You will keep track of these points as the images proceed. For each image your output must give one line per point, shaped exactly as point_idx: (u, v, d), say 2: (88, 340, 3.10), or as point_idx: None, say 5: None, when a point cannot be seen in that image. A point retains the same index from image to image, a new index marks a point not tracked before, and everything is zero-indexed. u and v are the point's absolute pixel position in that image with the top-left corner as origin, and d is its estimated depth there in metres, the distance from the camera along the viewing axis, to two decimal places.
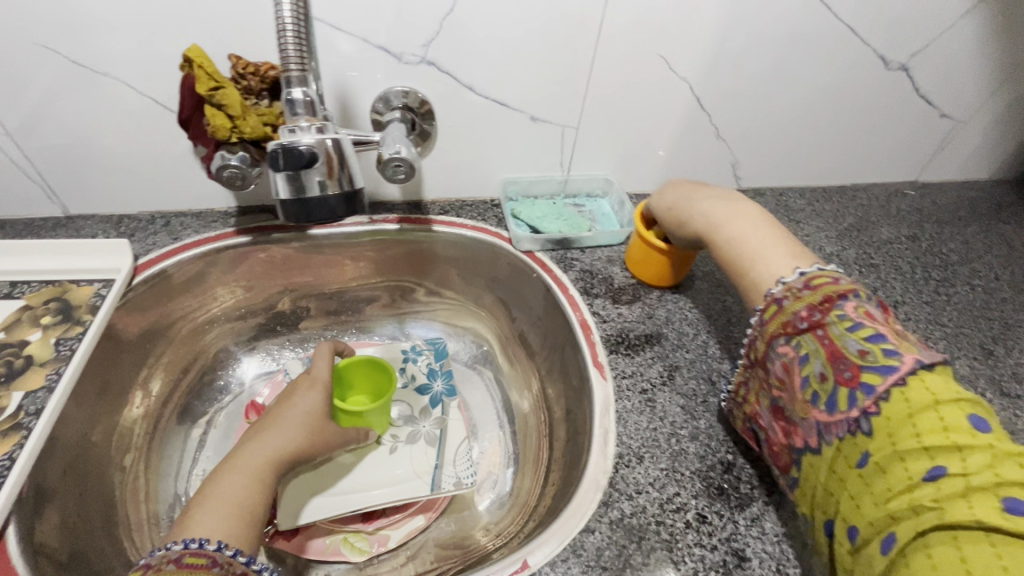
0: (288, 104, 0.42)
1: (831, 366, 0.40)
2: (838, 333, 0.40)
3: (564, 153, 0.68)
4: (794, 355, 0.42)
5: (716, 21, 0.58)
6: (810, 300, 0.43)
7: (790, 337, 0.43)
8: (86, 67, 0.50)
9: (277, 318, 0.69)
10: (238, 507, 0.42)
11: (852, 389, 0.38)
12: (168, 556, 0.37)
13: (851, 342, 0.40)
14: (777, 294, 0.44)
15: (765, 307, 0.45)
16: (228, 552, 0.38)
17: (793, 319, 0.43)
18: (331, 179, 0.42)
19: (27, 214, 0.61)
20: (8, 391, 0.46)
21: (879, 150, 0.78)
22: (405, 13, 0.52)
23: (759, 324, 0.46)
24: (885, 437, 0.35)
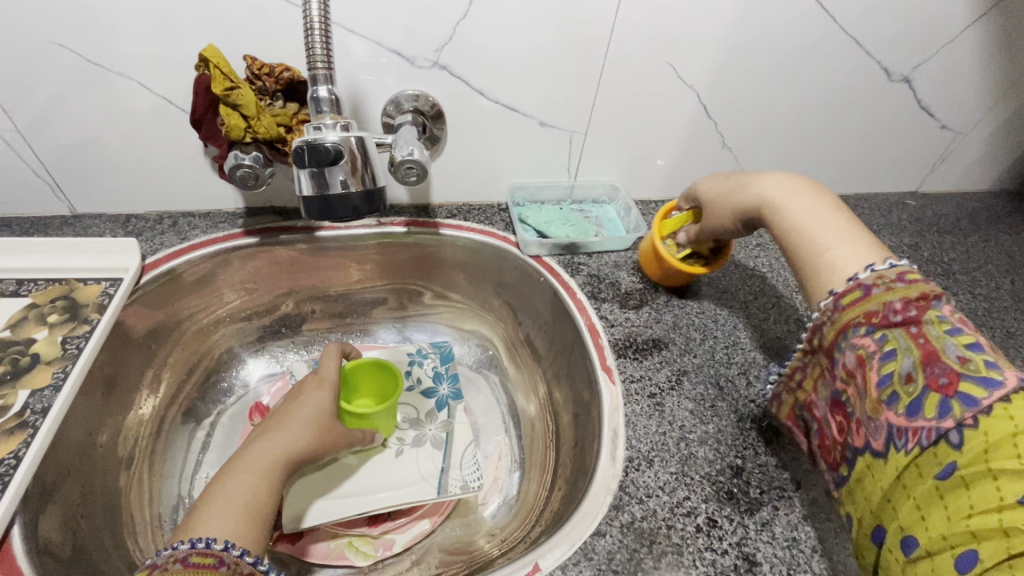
0: (313, 102, 0.42)
1: (920, 367, 0.39)
2: (936, 335, 0.40)
3: (572, 159, 0.68)
4: (875, 348, 0.41)
5: (725, 30, 0.59)
6: (906, 294, 0.41)
7: (874, 327, 0.42)
8: (100, 66, 0.50)
9: (282, 320, 0.69)
10: (246, 507, 0.42)
11: (943, 395, 0.37)
12: (175, 555, 0.36)
13: (948, 347, 0.39)
14: (863, 281, 0.43)
15: (845, 293, 0.44)
16: (235, 551, 0.38)
17: (883, 310, 0.42)
18: (354, 177, 0.42)
19: (33, 212, 0.61)
20: (13, 389, 0.46)
21: (881, 160, 0.79)
22: (420, 17, 0.52)
23: (832, 309, 0.44)
24: (979, 453, 0.34)
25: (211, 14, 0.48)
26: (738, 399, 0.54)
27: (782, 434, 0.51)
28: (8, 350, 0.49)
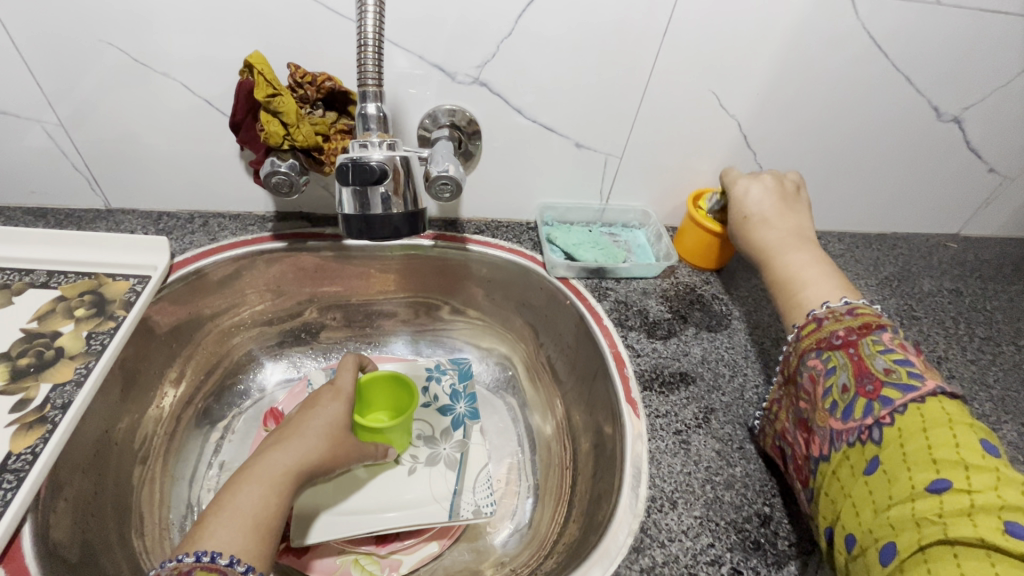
0: (361, 118, 0.42)
1: (854, 378, 0.40)
2: (868, 352, 0.40)
3: (605, 182, 0.67)
4: (821, 367, 0.43)
5: (771, 62, 0.58)
6: (851, 323, 0.43)
7: (822, 350, 0.43)
8: (146, 64, 0.51)
9: (303, 326, 0.68)
10: (255, 519, 0.40)
11: (870, 401, 0.38)
12: (179, 569, 0.36)
13: (879, 361, 0.39)
14: (817, 314, 0.46)
15: (804, 325, 0.46)
16: (239, 568, 0.37)
17: (828, 335, 0.44)
18: (396, 196, 0.42)
19: (69, 204, 0.62)
20: (36, 382, 0.46)
21: (923, 200, 0.76)
22: (464, 33, 0.52)
23: (794, 339, 0.46)
24: (896, 446, 0.35)
25: (259, 21, 0.48)
26: None
27: None
28: (34, 342, 0.48)
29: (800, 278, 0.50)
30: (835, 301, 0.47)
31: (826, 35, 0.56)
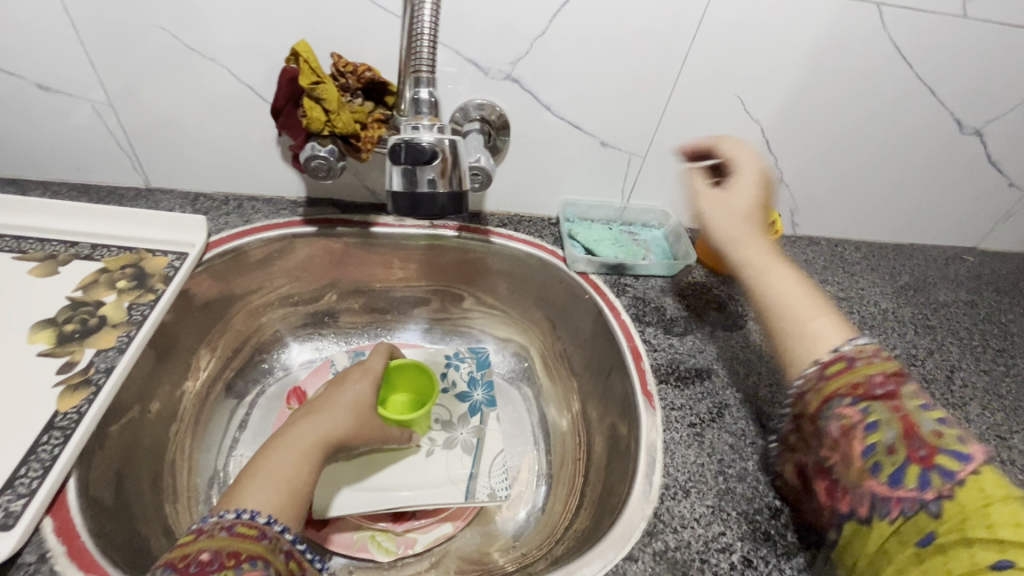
0: (414, 102, 0.44)
1: (902, 439, 0.38)
2: (913, 407, 0.39)
3: (628, 181, 0.69)
4: (859, 418, 0.40)
5: (797, 69, 0.59)
6: (883, 368, 0.42)
7: (860, 398, 0.41)
8: (195, 50, 0.53)
9: (327, 309, 0.70)
10: (286, 484, 0.42)
11: (926, 468, 0.36)
12: (222, 524, 0.38)
13: (926, 421, 0.39)
14: (847, 352, 0.43)
15: (829, 362, 0.43)
16: (277, 527, 0.39)
17: (866, 382, 0.41)
18: (442, 177, 0.43)
19: (111, 181, 0.64)
20: (81, 347, 0.48)
21: (942, 212, 0.77)
22: (500, 31, 0.54)
23: (817, 378, 0.43)
24: (957, 521, 0.34)
25: (305, 12, 0.50)
26: None
27: None
28: (78, 310, 0.51)
29: (792, 310, 0.47)
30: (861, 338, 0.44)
31: (852, 44, 0.58)
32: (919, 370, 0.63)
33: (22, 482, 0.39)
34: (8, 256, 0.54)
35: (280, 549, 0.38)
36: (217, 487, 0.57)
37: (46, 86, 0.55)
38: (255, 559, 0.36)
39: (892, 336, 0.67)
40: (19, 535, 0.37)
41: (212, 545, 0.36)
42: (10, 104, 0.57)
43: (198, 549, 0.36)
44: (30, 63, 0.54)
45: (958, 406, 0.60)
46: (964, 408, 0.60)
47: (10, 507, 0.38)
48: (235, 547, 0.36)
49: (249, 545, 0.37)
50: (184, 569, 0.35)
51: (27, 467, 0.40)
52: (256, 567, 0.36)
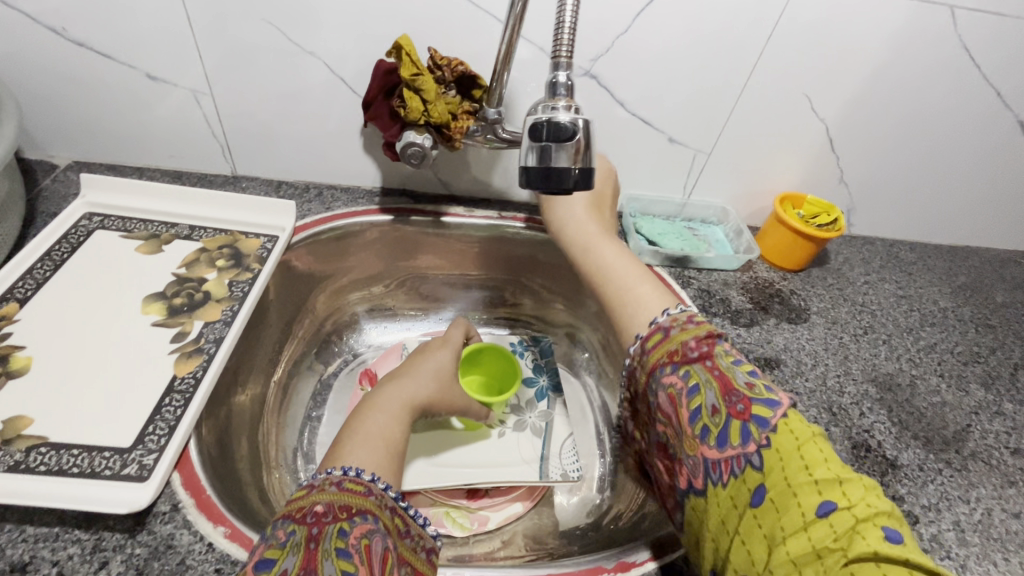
0: (550, 84, 0.38)
1: (721, 397, 0.40)
2: (725, 364, 0.42)
3: (691, 177, 0.71)
4: (682, 384, 0.43)
5: (866, 69, 0.61)
6: (696, 334, 0.45)
7: (678, 364, 0.44)
8: (296, 44, 0.56)
9: (396, 296, 0.73)
10: (385, 445, 0.45)
11: (744, 421, 0.38)
12: (330, 479, 0.40)
13: (739, 375, 0.41)
14: (662, 324, 0.47)
15: (649, 337, 0.47)
16: (381, 485, 0.41)
17: (682, 348, 0.44)
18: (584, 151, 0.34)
19: (200, 168, 0.68)
20: (190, 319, 0.51)
21: (1000, 214, 0.78)
22: (584, 29, 0.56)
23: (642, 353, 0.47)
24: (775, 471, 0.35)
25: (404, 9, 0.54)
26: (852, 427, 0.54)
27: (896, 467, 0.51)
28: (184, 285, 0.54)
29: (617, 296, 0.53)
30: (672, 309, 0.49)
31: (923, 43, 0.59)
32: (983, 367, 0.64)
33: (152, 438, 0.42)
34: (116, 234, 0.58)
35: (385, 505, 0.40)
36: (301, 460, 0.59)
37: (154, 75, 0.59)
38: (365, 513, 0.38)
39: (954, 333, 0.68)
40: (155, 487, 0.39)
41: (324, 498, 0.38)
42: (119, 92, 0.60)
43: (312, 502, 0.38)
44: (143, 54, 0.57)
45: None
46: None
47: (144, 460, 0.40)
48: (346, 501, 0.38)
49: (359, 500, 0.39)
50: (301, 520, 0.37)
51: (155, 425, 0.43)
52: (367, 521, 0.37)
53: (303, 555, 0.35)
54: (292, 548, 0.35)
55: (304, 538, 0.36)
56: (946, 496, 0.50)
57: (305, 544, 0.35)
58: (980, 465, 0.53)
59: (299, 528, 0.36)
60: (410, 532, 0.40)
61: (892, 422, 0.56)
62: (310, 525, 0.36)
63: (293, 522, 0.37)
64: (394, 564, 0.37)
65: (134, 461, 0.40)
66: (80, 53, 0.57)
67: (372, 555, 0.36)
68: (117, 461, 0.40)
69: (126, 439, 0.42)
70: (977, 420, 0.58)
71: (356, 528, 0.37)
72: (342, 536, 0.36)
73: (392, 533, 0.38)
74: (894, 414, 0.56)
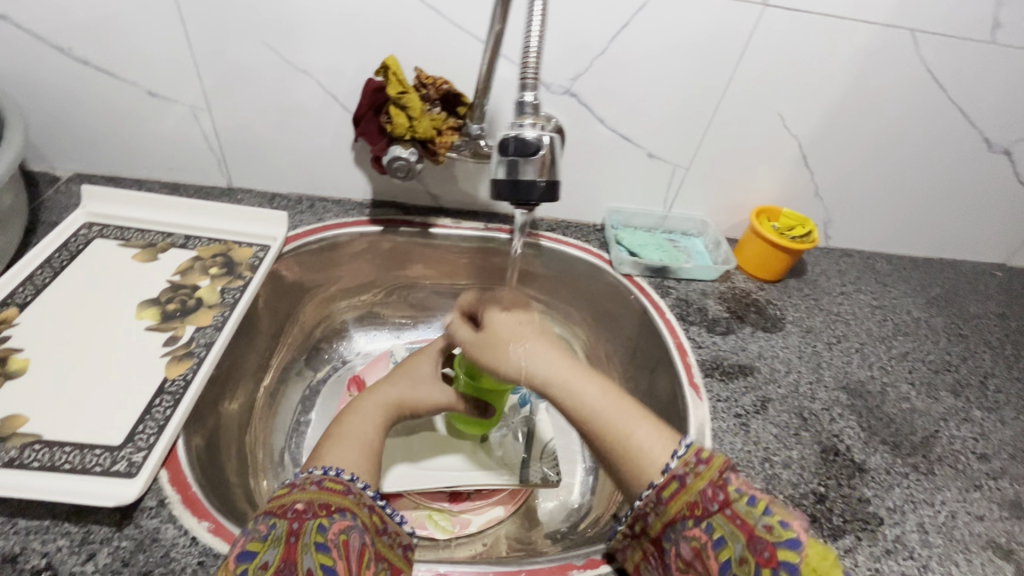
0: (519, 105, 0.41)
1: (749, 548, 0.37)
2: (744, 510, 0.39)
3: (671, 191, 0.73)
4: (705, 537, 0.40)
5: (835, 88, 0.63)
6: (709, 476, 0.42)
7: (698, 517, 0.41)
8: (290, 63, 0.59)
9: (385, 305, 0.75)
10: (364, 447, 0.47)
11: (775, 571, 0.36)
12: (311, 478, 0.41)
13: (759, 518, 0.38)
14: (676, 470, 0.43)
15: (664, 485, 0.43)
16: (359, 484, 0.42)
17: (699, 499, 0.41)
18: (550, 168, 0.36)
19: (197, 180, 0.70)
20: (182, 324, 0.53)
21: (973, 228, 0.80)
22: (563, 51, 0.59)
23: (654, 501, 0.43)
24: None
25: (392, 31, 0.56)
26: (821, 432, 0.56)
27: (864, 470, 0.53)
28: (178, 291, 0.56)
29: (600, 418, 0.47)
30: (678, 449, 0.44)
31: (888, 65, 0.62)
32: (953, 376, 0.66)
33: (141, 437, 0.44)
34: (113, 243, 0.60)
35: (364, 504, 0.41)
36: (288, 463, 0.61)
37: (154, 92, 0.62)
38: (344, 511, 0.40)
39: (926, 343, 0.70)
40: (143, 483, 0.41)
41: (305, 496, 0.40)
42: (120, 108, 0.63)
43: (293, 499, 0.39)
44: (143, 72, 0.60)
45: (993, 410, 0.62)
46: (999, 411, 0.62)
47: (133, 458, 0.42)
48: (326, 499, 0.40)
49: (338, 499, 0.40)
50: (282, 515, 0.38)
51: (145, 424, 0.45)
52: (345, 519, 0.39)
53: (283, 549, 0.36)
54: (273, 542, 0.37)
55: (284, 532, 0.37)
56: (912, 498, 0.52)
57: (285, 539, 0.37)
58: (946, 469, 0.55)
59: (280, 523, 0.38)
60: (387, 529, 0.42)
61: (861, 427, 0.57)
62: (291, 520, 0.38)
63: (274, 517, 0.38)
64: (370, 560, 0.39)
65: (124, 458, 0.42)
66: (83, 71, 0.60)
67: (349, 552, 0.38)
68: (107, 458, 0.42)
69: (116, 437, 0.43)
70: (946, 426, 0.59)
71: (335, 524, 0.38)
72: (322, 532, 0.37)
73: (369, 531, 0.40)
74: (864, 420, 0.58)
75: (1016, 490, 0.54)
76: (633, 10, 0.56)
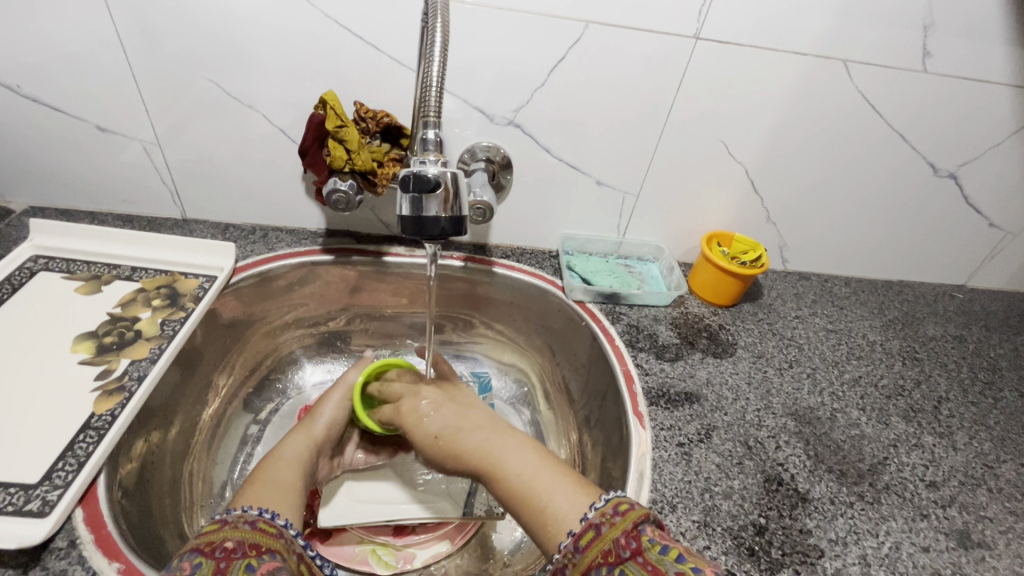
0: (421, 142, 0.47)
1: None
2: (656, 557, 0.37)
3: (623, 217, 0.74)
4: None
5: (774, 117, 0.65)
6: (624, 525, 0.39)
7: (612, 566, 0.38)
8: (235, 98, 0.60)
9: (339, 334, 0.75)
10: (282, 486, 0.46)
11: None
12: (244, 517, 0.39)
13: (670, 565, 0.36)
14: (592, 519, 0.41)
15: (581, 533, 0.40)
16: (291, 531, 0.41)
17: (613, 547, 0.38)
18: (447, 205, 0.43)
19: (151, 212, 0.71)
20: (117, 357, 0.53)
21: (928, 250, 0.80)
22: (504, 83, 0.60)
23: (572, 550, 0.40)
24: None
25: (334, 68, 0.58)
26: (766, 460, 0.55)
27: (807, 500, 0.52)
28: (117, 324, 0.56)
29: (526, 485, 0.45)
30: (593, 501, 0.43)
31: (824, 92, 0.63)
32: (907, 401, 0.65)
33: (59, 474, 0.43)
34: (58, 276, 0.61)
35: (293, 550, 0.40)
36: (229, 495, 0.60)
37: (103, 127, 0.63)
38: (274, 552, 0.38)
39: (880, 367, 0.69)
40: (53, 523, 0.40)
41: (236, 534, 0.38)
42: (70, 143, 0.64)
43: (223, 538, 0.37)
44: (92, 108, 0.61)
45: (945, 435, 0.62)
46: (952, 437, 0.61)
47: (47, 496, 0.42)
48: (256, 539, 0.38)
49: (268, 540, 0.38)
50: (210, 553, 0.36)
51: (64, 461, 0.44)
52: (275, 560, 0.37)
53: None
54: None
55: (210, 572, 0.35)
56: (855, 529, 0.50)
57: None
58: (892, 498, 0.54)
59: (206, 561, 0.35)
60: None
61: (806, 454, 0.57)
62: (219, 559, 0.36)
63: (201, 555, 0.36)
64: None
65: (38, 497, 0.41)
66: (33, 109, 0.61)
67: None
68: (21, 497, 0.41)
69: (33, 475, 0.43)
70: (895, 453, 0.59)
71: (264, 565, 0.36)
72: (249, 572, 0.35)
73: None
74: (810, 448, 0.57)
75: (965, 519, 0.53)
76: (569, 44, 0.58)
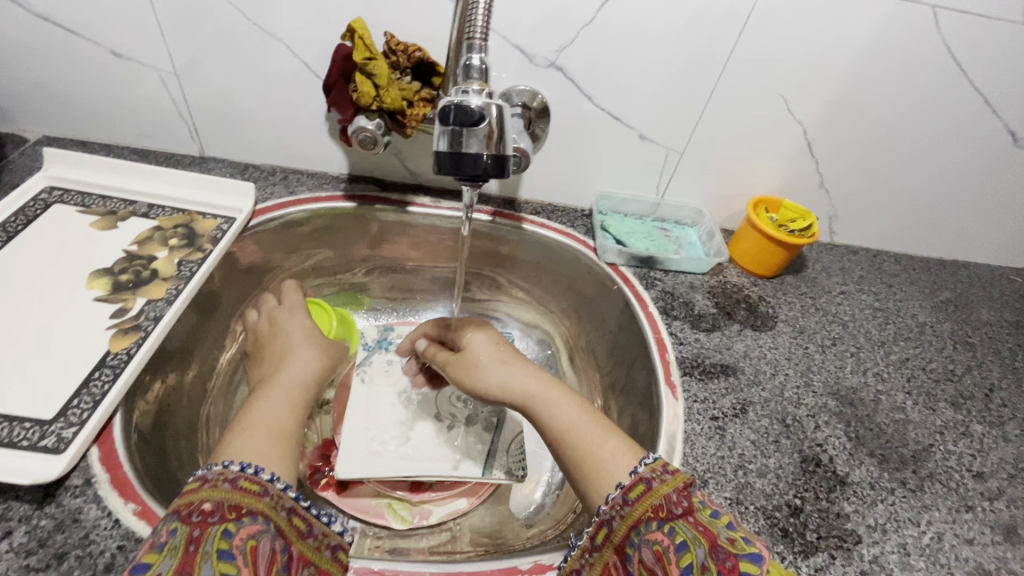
0: (464, 69, 0.42)
1: (710, 556, 0.32)
2: (708, 519, 0.35)
3: (664, 177, 0.69)
4: (667, 542, 0.35)
5: (843, 70, 0.58)
6: (676, 483, 0.37)
7: (663, 522, 0.36)
8: (257, 25, 0.56)
9: (360, 285, 0.73)
10: (271, 431, 0.43)
11: None
12: (225, 475, 0.37)
13: (722, 530, 0.34)
14: (643, 473, 0.38)
15: (631, 486, 0.38)
16: (279, 484, 0.38)
17: (664, 503, 0.37)
18: (490, 143, 0.39)
19: (169, 147, 0.68)
20: (133, 295, 0.51)
21: (990, 229, 0.75)
22: (549, 19, 0.55)
23: (620, 503, 0.38)
24: None
25: None
26: (804, 440, 0.52)
27: (845, 484, 0.49)
28: (133, 262, 0.54)
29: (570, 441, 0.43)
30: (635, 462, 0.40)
31: (903, 44, 0.56)
32: (955, 387, 0.61)
33: (74, 412, 0.42)
34: (73, 209, 0.58)
35: (281, 507, 0.37)
36: None
37: (117, 52, 0.59)
38: (256, 515, 0.35)
39: (928, 349, 0.65)
40: (68, 460, 0.39)
41: (215, 495, 0.35)
42: (85, 68, 0.60)
43: (201, 499, 0.35)
44: (104, 29, 0.57)
45: (996, 425, 0.58)
46: (1002, 427, 0.58)
47: (63, 433, 0.40)
48: (237, 500, 0.35)
49: (251, 500, 0.36)
50: (186, 518, 0.33)
51: (80, 399, 0.43)
52: (256, 523, 0.35)
53: (179, 559, 0.31)
54: (168, 551, 0.32)
55: (182, 540, 0.32)
56: (895, 516, 0.48)
57: (183, 548, 0.32)
58: (936, 487, 0.51)
59: (182, 527, 0.33)
60: (312, 531, 0.38)
61: (845, 436, 0.53)
62: (194, 525, 0.33)
63: (177, 520, 0.33)
64: (281, 569, 0.34)
65: (53, 433, 0.40)
66: (43, 28, 0.57)
67: (258, 558, 0.33)
68: (36, 432, 0.40)
69: (49, 411, 0.42)
70: (941, 440, 0.55)
71: (243, 529, 0.34)
72: (227, 538, 0.33)
73: (286, 538, 0.36)
74: (851, 429, 0.54)
75: (1013, 513, 0.50)
76: None
